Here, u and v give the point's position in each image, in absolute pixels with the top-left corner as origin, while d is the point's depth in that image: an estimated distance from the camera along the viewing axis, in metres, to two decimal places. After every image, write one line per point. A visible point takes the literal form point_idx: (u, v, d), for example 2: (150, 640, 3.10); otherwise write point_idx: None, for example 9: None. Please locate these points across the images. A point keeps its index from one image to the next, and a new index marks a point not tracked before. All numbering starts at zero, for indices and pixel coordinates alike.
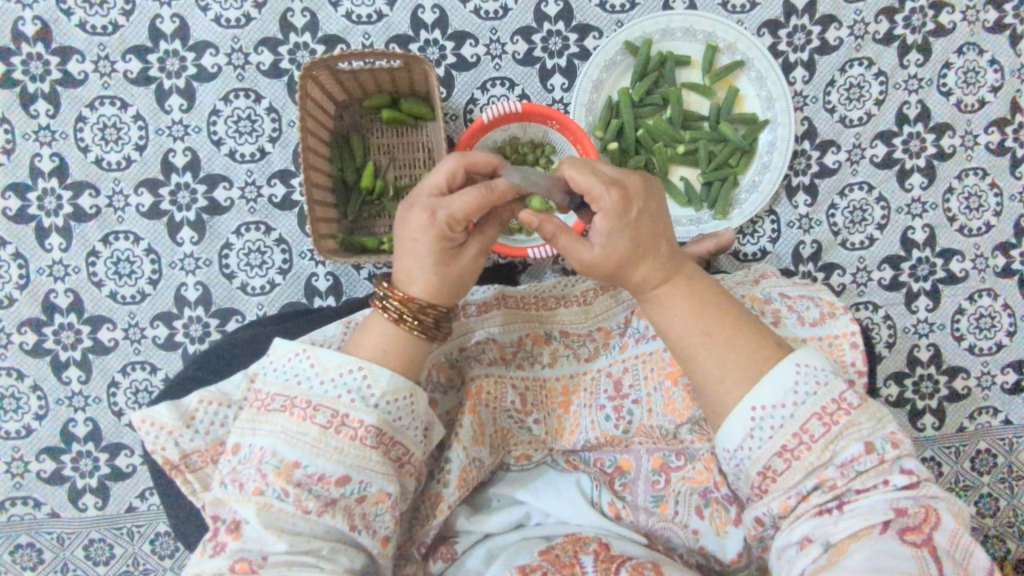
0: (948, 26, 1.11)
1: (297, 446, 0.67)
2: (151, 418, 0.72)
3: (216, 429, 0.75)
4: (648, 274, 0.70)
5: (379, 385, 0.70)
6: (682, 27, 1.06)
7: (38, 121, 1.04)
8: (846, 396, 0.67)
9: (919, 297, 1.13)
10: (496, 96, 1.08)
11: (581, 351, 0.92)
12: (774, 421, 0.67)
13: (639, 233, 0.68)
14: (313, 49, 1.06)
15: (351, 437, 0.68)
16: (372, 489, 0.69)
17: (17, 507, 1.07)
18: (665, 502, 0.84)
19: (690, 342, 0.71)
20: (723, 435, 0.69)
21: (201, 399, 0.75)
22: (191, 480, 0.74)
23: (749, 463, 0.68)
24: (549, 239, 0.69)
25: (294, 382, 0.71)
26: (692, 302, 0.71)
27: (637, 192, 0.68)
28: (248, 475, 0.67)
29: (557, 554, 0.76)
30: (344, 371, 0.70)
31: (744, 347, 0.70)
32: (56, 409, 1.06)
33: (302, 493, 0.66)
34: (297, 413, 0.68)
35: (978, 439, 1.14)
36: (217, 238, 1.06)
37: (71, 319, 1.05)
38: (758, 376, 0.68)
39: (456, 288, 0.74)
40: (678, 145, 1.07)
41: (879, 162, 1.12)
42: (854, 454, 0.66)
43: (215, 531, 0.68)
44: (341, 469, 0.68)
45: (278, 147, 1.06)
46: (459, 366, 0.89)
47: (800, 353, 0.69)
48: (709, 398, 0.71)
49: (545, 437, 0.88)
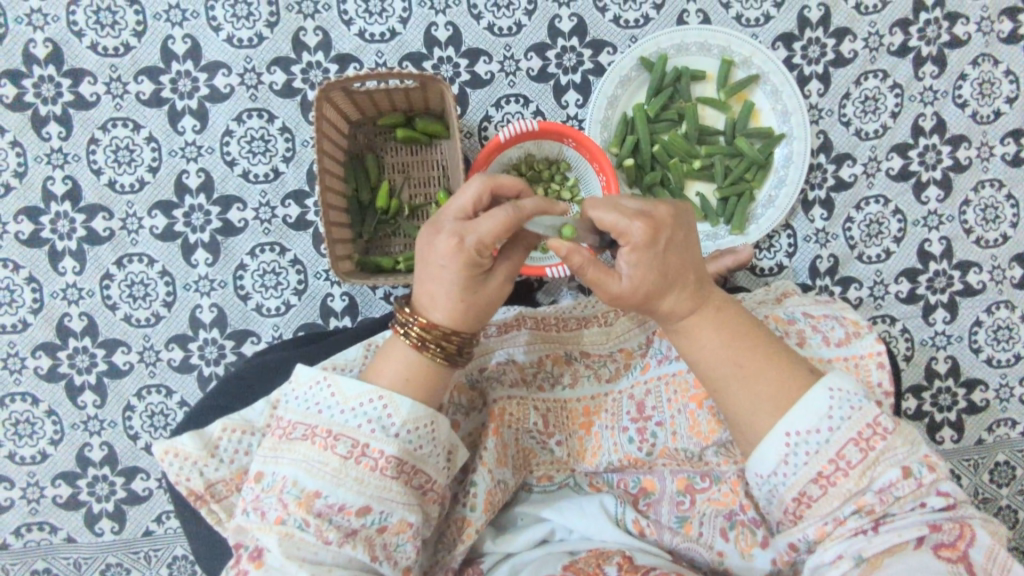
0: (963, 38, 1.11)
1: (317, 476, 0.66)
2: (175, 448, 0.71)
3: (240, 458, 0.74)
4: (677, 304, 0.69)
5: (400, 414, 0.69)
6: (696, 42, 1.06)
7: (51, 143, 1.03)
8: (881, 420, 0.67)
9: (936, 309, 1.12)
10: (511, 113, 1.08)
11: (602, 372, 0.92)
12: (810, 447, 0.67)
13: (668, 262, 0.67)
14: (326, 69, 1.05)
15: (371, 468, 0.67)
16: (394, 519, 0.69)
17: (33, 533, 1.06)
18: (689, 522, 0.83)
19: (721, 371, 0.70)
20: (756, 461, 0.69)
21: (224, 427, 0.74)
22: (217, 510, 0.74)
23: (784, 488, 0.68)
24: (579, 273, 0.65)
25: (315, 411, 0.70)
26: (722, 331, 0.71)
27: (666, 220, 0.67)
28: (269, 504, 0.66)
29: (581, 566, 0.76)
30: (365, 401, 0.69)
31: (776, 375, 0.69)
32: (72, 433, 1.05)
33: (323, 522, 0.65)
34: (319, 442, 0.68)
35: (997, 451, 1.13)
36: (231, 259, 1.05)
37: (86, 342, 1.05)
38: (791, 403, 0.68)
39: (480, 315, 0.73)
40: (694, 161, 1.06)
41: (895, 174, 1.11)
42: (892, 479, 0.65)
43: (237, 559, 0.66)
44: (362, 500, 0.67)
45: (293, 166, 1.05)
46: (479, 388, 0.88)
47: (832, 377, 0.68)
48: (742, 426, 0.70)
49: (567, 459, 0.88)
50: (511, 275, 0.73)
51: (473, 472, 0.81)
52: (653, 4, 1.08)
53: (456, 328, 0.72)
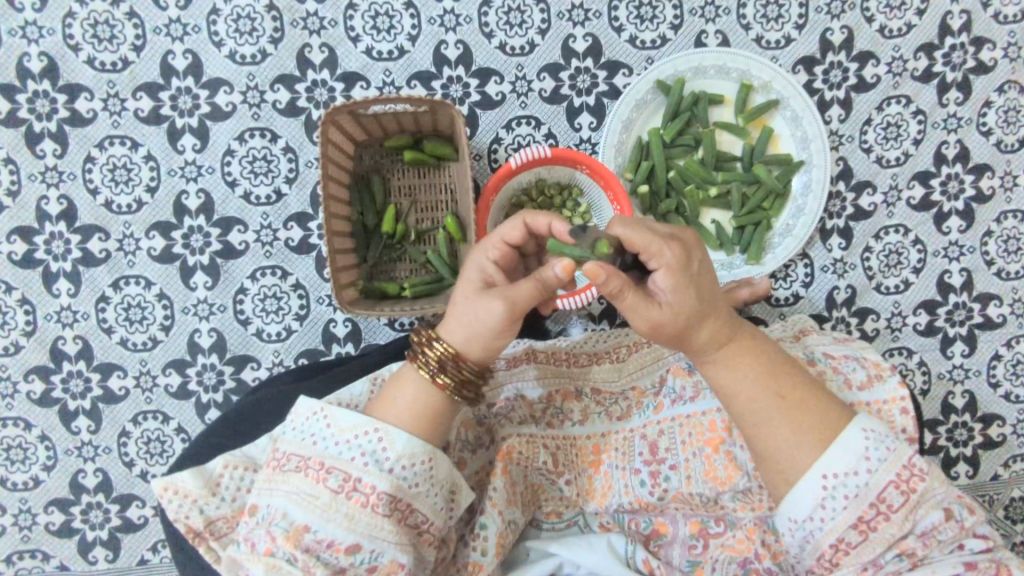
0: (989, 64, 1.07)
1: (307, 509, 0.61)
2: (175, 485, 0.64)
3: (243, 495, 0.67)
4: (710, 336, 0.66)
5: (395, 449, 0.63)
6: (715, 65, 1.02)
7: (45, 161, 1.00)
8: (916, 461, 0.64)
9: (955, 342, 1.09)
10: (522, 136, 1.04)
11: (613, 409, 0.85)
12: (848, 490, 0.63)
13: (702, 287, 0.65)
14: (332, 87, 1.01)
15: (363, 504, 0.61)
16: (384, 559, 0.62)
17: (25, 561, 1.03)
18: (701, 567, 0.76)
19: (758, 407, 0.66)
20: (791, 505, 0.64)
21: (226, 463, 0.67)
22: (214, 548, 0.66)
23: (821, 534, 0.64)
24: (615, 294, 0.62)
25: (310, 441, 0.64)
26: (756, 362, 0.67)
27: (693, 244, 0.66)
28: (258, 535, 0.61)
29: None
30: (360, 434, 0.63)
31: (811, 415, 0.66)
32: (65, 459, 1.02)
33: (310, 559, 0.59)
34: (311, 474, 0.62)
35: (1014, 487, 1.10)
36: (231, 282, 1.02)
37: (81, 366, 1.02)
38: (826, 443, 0.64)
39: (474, 333, 0.66)
40: (710, 188, 1.03)
41: (916, 204, 1.08)
42: (934, 523, 0.63)
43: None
44: (352, 537, 0.60)
45: (296, 188, 1.02)
46: (488, 424, 0.83)
47: (865, 417, 0.65)
48: (774, 469, 0.66)
49: (576, 497, 0.81)
50: (505, 292, 0.64)
51: (481, 513, 0.75)
52: (671, 24, 1.05)
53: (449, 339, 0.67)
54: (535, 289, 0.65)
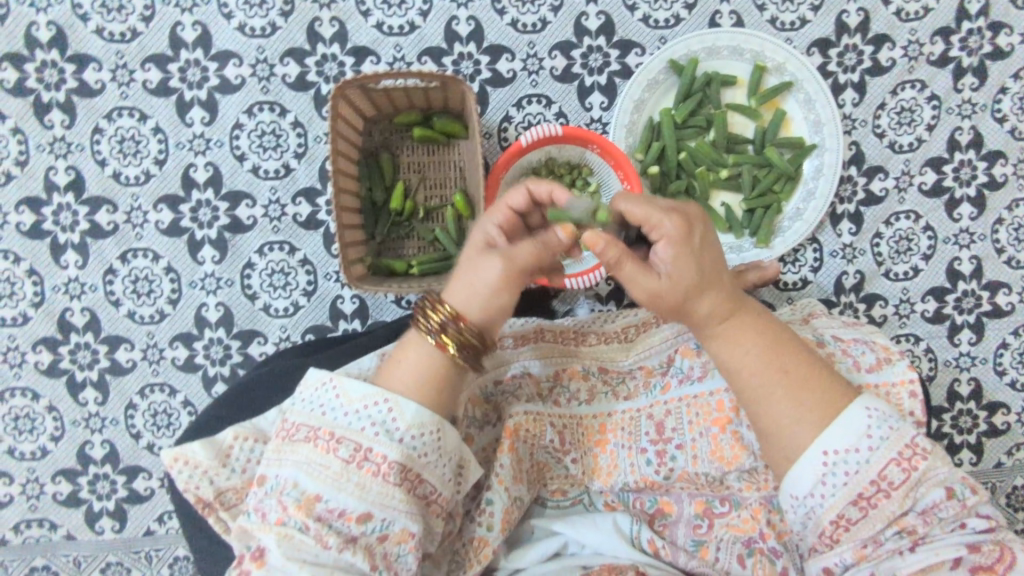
0: (1006, 49, 1.06)
1: (318, 478, 0.60)
2: (186, 455, 0.64)
3: (253, 467, 0.67)
4: (712, 309, 0.66)
5: (404, 419, 0.63)
6: (728, 45, 1.01)
7: (53, 132, 0.99)
8: (919, 440, 0.63)
9: (962, 330, 1.09)
10: (532, 114, 1.03)
11: (620, 389, 0.85)
12: (848, 467, 0.63)
13: (704, 262, 0.65)
14: (342, 62, 1.01)
15: (374, 473, 0.61)
16: (395, 528, 0.61)
17: (32, 529, 1.04)
18: (706, 546, 0.76)
19: (759, 382, 0.66)
20: (791, 481, 0.64)
21: (236, 434, 0.67)
22: (224, 519, 0.66)
23: (821, 510, 0.63)
24: (614, 263, 0.63)
25: (319, 412, 0.64)
26: (760, 338, 0.67)
27: (697, 218, 0.66)
28: (269, 505, 0.61)
29: None
30: (369, 404, 0.63)
31: (815, 392, 0.65)
32: (73, 430, 1.03)
33: (322, 527, 0.59)
34: (321, 444, 0.62)
35: (1017, 475, 1.10)
36: (239, 257, 1.02)
37: (88, 338, 1.02)
38: (829, 421, 0.64)
39: (477, 293, 0.65)
40: (721, 170, 1.02)
41: (928, 190, 1.07)
42: (935, 500, 0.62)
43: (240, 558, 0.60)
44: (363, 506, 0.60)
45: (304, 163, 1.01)
46: (495, 401, 0.82)
47: (869, 397, 0.65)
48: (775, 444, 0.66)
49: (581, 476, 0.81)
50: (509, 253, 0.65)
51: (488, 488, 0.75)
52: (685, 4, 1.04)
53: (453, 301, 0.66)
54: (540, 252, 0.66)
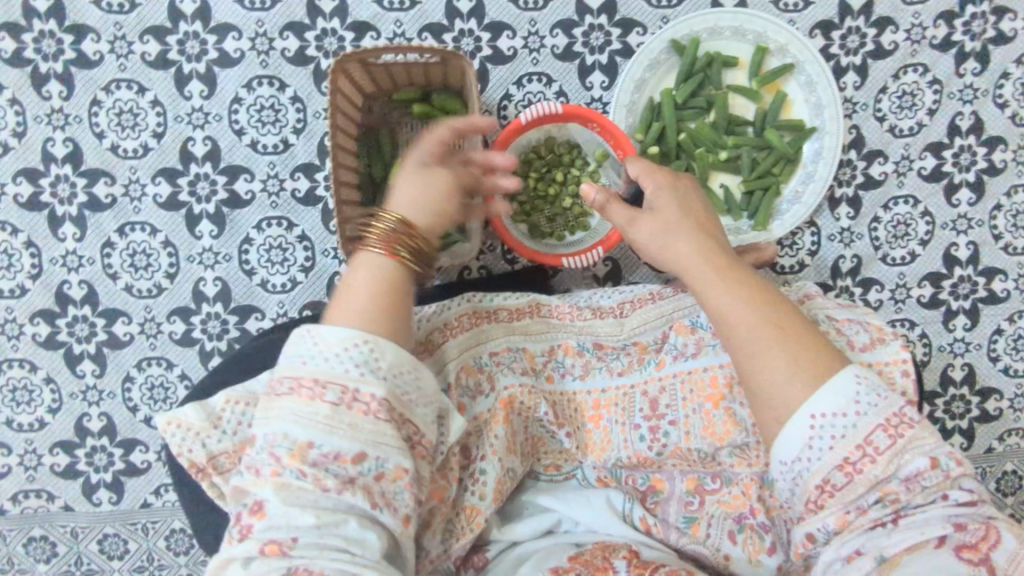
0: (1009, 35, 1.06)
1: (309, 426, 0.60)
2: (178, 418, 0.64)
3: (245, 430, 0.67)
4: (700, 251, 0.72)
5: (387, 357, 0.64)
6: (731, 26, 1.00)
7: (51, 103, 0.99)
8: (906, 410, 0.65)
9: (957, 315, 1.09)
10: (533, 93, 1.03)
11: (615, 364, 0.84)
12: (835, 431, 0.63)
13: (689, 209, 0.76)
14: (342, 37, 1.00)
15: (364, 412, 0.61)
16: (390, 465, 0.62)
17: (30, 500, 1.05)
18: (697, 523, 0.77)
19: (752, 331, 0.67)
20: (780, 445, 0.65)
21: (227, 398, 0.67)
22: (218, 484, 0.66)
23: (808, 475, 0.64)
24: (602, 204, 0.77)
25: (298, 363, 0.63)
26: (754, 293, 0.69)
27: (686, 183, 0.79)
28: (262, 459, 0.60)
29: (588, 558, 0.71)
30: (348, 346, 0.63)
31: (806, 350, 0.66)
32: (70, 402, 1.03)
33: (319, 472, 0.59)
34: (305, 394, 0.61)
35: (1006, 460, 1.11)
36: (237, 232, 1.02)
37: (86, 311, 1.02)
38: (819, 383, 0.65)
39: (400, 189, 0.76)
40: (720, 151, 1.02)
41: (927, 174, 1.07)
42: (919, 468, 0.63)
43: (239, 515, 0.60)
44: (357, 446, 0.60)
45: (303, 138, 1.01)
46: (489, 372, 0.80)
47: (860, 366, 0.66)
48: (765, 405, 0.66)
49: (574, 451, 0.82)
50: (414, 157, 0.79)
51: (481, 458, 0.76)
52: None
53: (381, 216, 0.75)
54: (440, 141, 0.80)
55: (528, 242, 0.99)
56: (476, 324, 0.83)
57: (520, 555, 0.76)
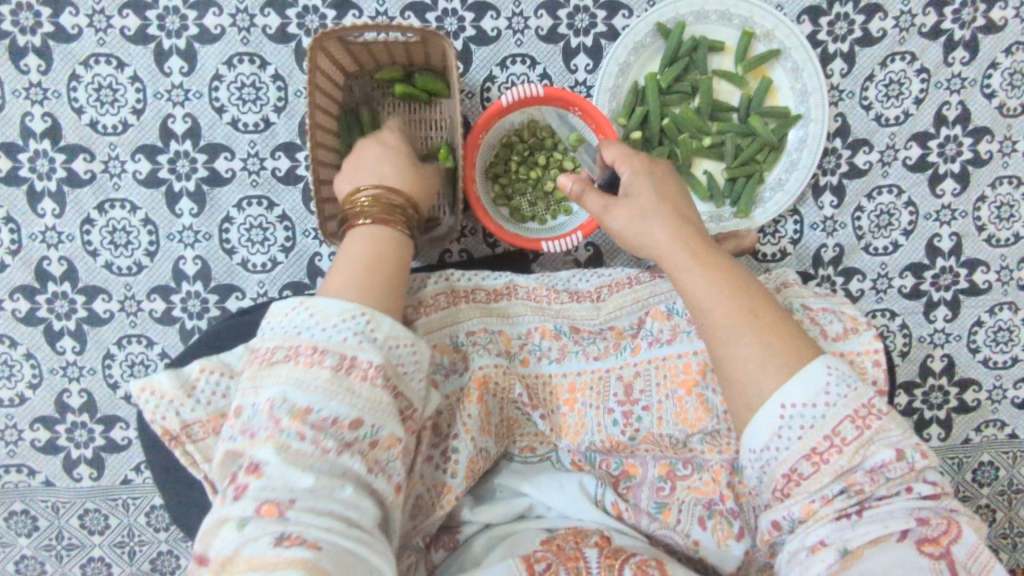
0: (999, 24, 1.05)
1: (307, 389, 0.58)
2: (151, 384, 0.63)
3: (218, 401, 0.65)
4: (674, 238, 0.72)
5: (383, 329, 0.64)
6: (717, 10, 0.99)
7: (29, 77, 0.98)
8: (875, 402, 0.65)
9: (938, 306, 1.09)
10: (516, 74, 1.02)
11: (590, 349, 0.83)
12: (804, 421, 0.63)
13: (667, 194, 0.75)
14: (324, 14, 0.99)
15: (362, 379, 0.60)
16: (384, 433, 0.60)
17: (10, 475, 1.05)
18: (668, 509, 0.78)
19: (726, 319, 0.67)
20: (749, 434, 0.65)
21: (202, 368, 0.65)
22: (192, 452, 0.64)
23: (775, 464, 0.65)
24: (576, 194, 0.76)
25: (295, 333, 0.62)
26: (728, 279, 0.69)
27: (662, 167, 0.79)
28: (258, 423, 0.57)
29: (559, 545, 0.71)
30: (347, 318, 0.62)
31: (778, 337, 0.66)
32: (50, 378, 1.03)
33: (319, 434, 0.57)
34: (303, 359, 0.60)
35: (982, 451, 1.12)
36: (217, 211, 1.01)
37: (66, 288, 1.02)
38: (791, 373, 0.65)
39: (391, 166, 0.81)
40: (704, 137, 1.01)
41: (912, 164, 1.07)
42: (884, 460, 0.63)
43: (233, 476, 0.56)
44: (354, 412, 0.59)
45: (284, 117, 1.00)
46: (465, 351, 0.81)
47: (832, 355, 0.66)
48: (738, 394, 0.66)
49: (549, 434, 0.82)
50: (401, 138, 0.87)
51: (454, 437, 0.76)
52: None
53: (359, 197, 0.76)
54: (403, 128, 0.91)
55: (509, 225, 0.98)
56: (452, 304, 0.83)
57: (491, 537, 0.76)
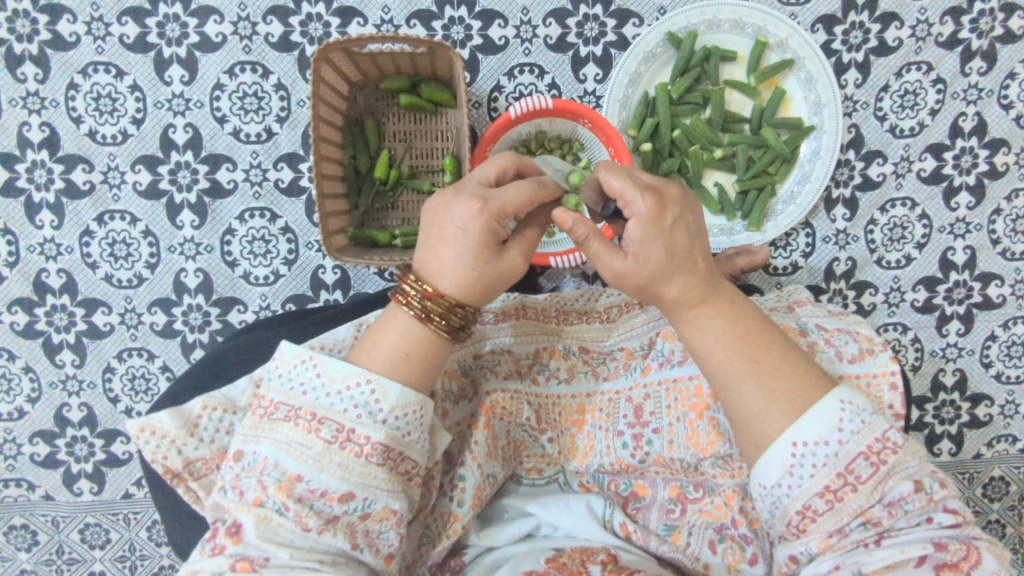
0: (1018, 33, 1.02)
1: (300, 458, 0.58)
2: (152, 425, 0.61)
3: (222, 437, 0.65)
4: (682, 291, 0.66)
5: (389, 401, 0.61)
6: (730, 19, 0.97)
7: (27, 86, 0.96)
8: (891, 435, 0.63)
9: (951, 321, 1.07)
10: (524, 84, 1.00)
11: (600, 369, 0.83)
12: (817, 459, 0.62)
13: (674, 242, 0.65)
14: (327, 23, 0.97)
15: (356, 454, 0.59)
16: (377, 506, 0.60)
17: (9, 490, 1.04)
18: (677, 531, 0.76)
19: (727, 367, 0.65)
20: (760, 470, 0.64)
21: (205, 404, 0.65)
22: (194, 489, 0.64)
23: (787, 500, 0.63)
24: (580, 242, 0.65)
25: (299, 391, 0.61)
26: (732, 329, 0.66)
27: (674, 199, 0.65)
28: (247, 484, 0.58)
29: (564, 562, 0.70)
30: (351, 386, 0.60)
31: (786, 381, 0.64)
32: (50, 392, 1.02)
33: (303, 509, 0.57)
34: (302, 424, 0.59)
35: (994, 467, 1.10)
36: (219, 222, 0.99)
37: (64, 300, 1.00)
38: (802, 411, 0.63)
39: (463, 252, 0.63)
40: (715, 149, 0.99)
41: (926, 176, 1.05)
42: (903, 493, 0.62)
43: (214, 531, 0.59)
44: (345, 486, 0.58)
45: (287, 127, 0.98)
46: (472, 375, 0.81)
47: (844, 389, 0.64)
48: (747, 431, 0.65)
49: (557, 456, 0.81)
50: (486, 195, 0.62)
51: (462, 464, 0.75)
52: None
53: (427, 278, 0.64)
54: (502, 165, 0.68)
55: None
56: None
57: (496, 560, 0.75)
